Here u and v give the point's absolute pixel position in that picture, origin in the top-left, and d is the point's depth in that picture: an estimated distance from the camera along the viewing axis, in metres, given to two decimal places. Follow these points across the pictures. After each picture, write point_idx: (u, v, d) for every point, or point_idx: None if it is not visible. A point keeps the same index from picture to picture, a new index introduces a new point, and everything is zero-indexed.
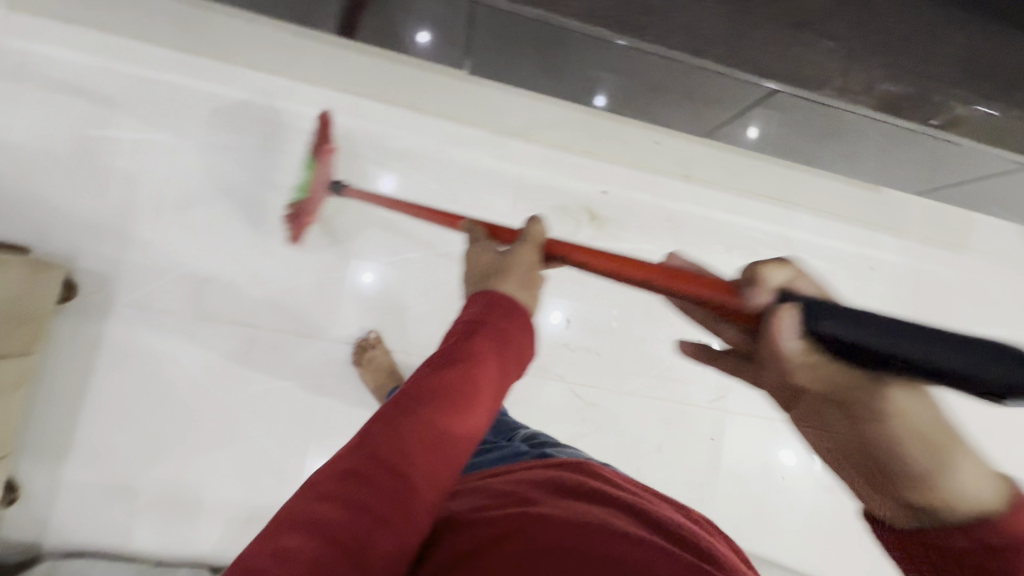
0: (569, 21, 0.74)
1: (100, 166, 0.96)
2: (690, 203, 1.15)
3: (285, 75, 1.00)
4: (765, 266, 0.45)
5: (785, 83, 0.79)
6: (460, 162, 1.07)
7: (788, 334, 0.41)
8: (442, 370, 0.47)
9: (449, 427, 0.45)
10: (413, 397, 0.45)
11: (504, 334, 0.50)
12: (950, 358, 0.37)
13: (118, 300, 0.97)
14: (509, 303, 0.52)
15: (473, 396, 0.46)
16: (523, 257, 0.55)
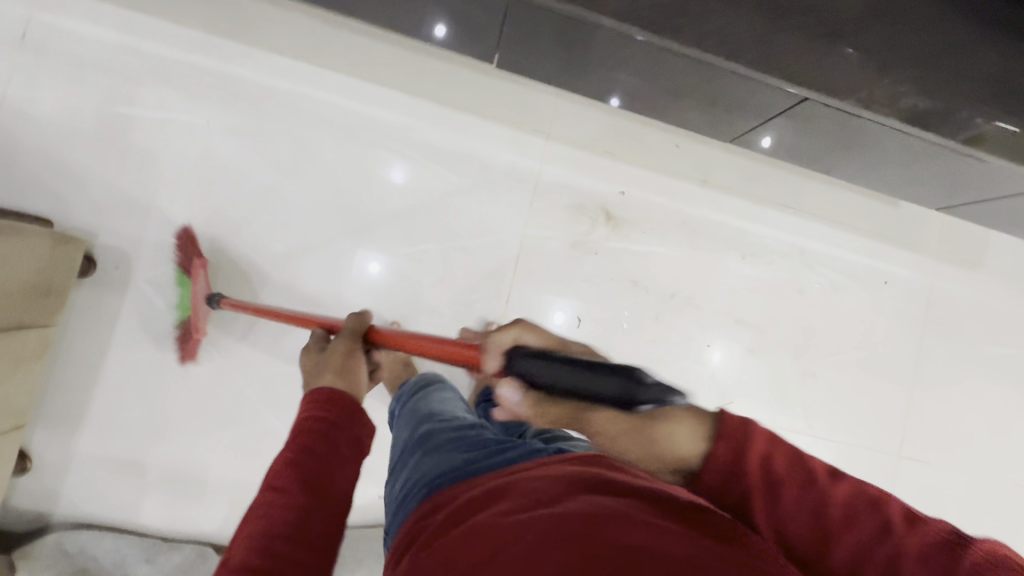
0: (607, 20, 0.73)
1: (123, 143, 0.97)
2: (708, 207, 1.14)
3: (311, 61, 1.00)
4: (516, 328, 0.55)
5: (815, 90, 0.79)
6: (480, 157, 1.07)
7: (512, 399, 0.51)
8: (294, 450, 0.58)
9: (310, 491, 0.55)
10: (278, 482, 0.55)
11: (338, 408, 0.62)
12: (593, 382, 0.45)
13: (135, 278, 0.98)
14: (334, 391, 0.63)
15: (320, 458, 0.57)
16: (336, 351, 0.69)
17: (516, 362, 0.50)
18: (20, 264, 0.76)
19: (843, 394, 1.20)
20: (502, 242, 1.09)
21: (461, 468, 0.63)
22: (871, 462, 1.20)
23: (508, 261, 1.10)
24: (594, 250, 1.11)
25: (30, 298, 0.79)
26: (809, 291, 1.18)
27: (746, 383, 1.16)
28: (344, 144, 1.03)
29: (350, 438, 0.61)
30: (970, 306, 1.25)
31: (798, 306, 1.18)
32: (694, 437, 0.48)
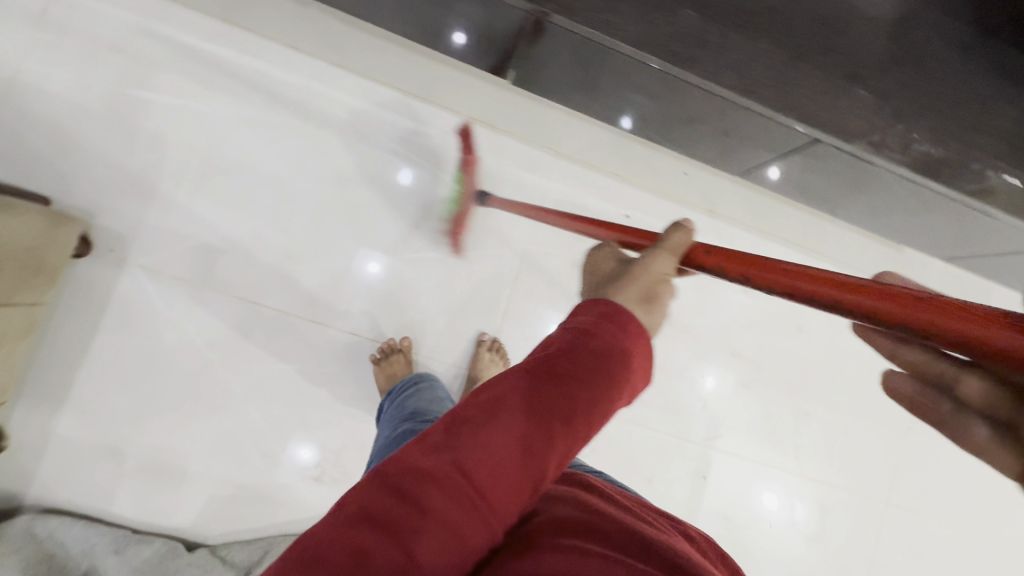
0: (624, 47, 0.74)
1: (132, 126, 0.96)
2: (712, 236, 1.14)
3: (327, 60, 1.00)
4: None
5: (829, 132, 0.79)
6: (488, 167, 1.07)
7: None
8: (557, 377, 0.41)
9: (541, 446, 0.40)
10: (525, 407, 0.40)
11: (596, 356, 0.42)
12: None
13: (132, 261, 0.97)
14: (624, 321, 0.44)
15: (529, 437, 0.39)
16: (655, 266, 0.49)
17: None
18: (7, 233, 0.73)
19: (835, 435, 1.19)
20: (505, 256, 1.09)
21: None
22: (857, 507, 1.19)
23: (508, 274, 1.09)
24: None
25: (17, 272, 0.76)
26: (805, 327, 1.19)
27: (738, 416, 1.15)
28: (354, 146, 1.03)
29: (584, 413, 0.42)
30: None
31: (796, 343, 1.18)
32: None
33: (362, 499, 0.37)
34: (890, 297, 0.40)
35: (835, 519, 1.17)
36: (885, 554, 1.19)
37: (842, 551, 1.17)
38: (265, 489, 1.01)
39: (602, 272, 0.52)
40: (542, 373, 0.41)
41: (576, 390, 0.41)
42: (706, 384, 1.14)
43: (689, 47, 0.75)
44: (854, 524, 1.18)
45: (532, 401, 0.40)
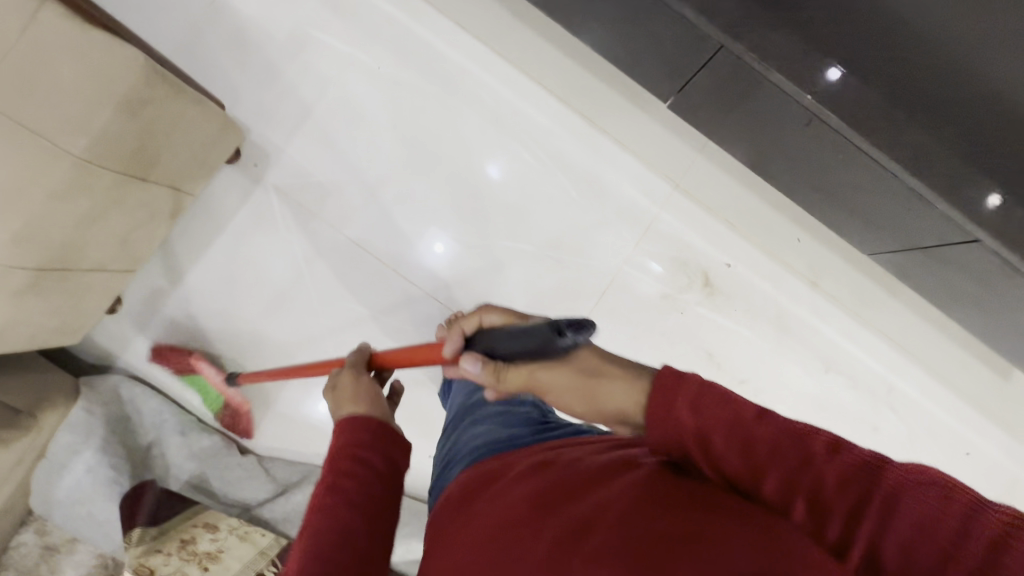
0: (808, 100, 0.78)
1: (299, 59, 1.04)
2: (808, 311, 1.10)
3: (486, 44, 1.01)
4: (476, 312, 0.61)
5: (996, 235, 0.79)
6: (606, 182, 1.08)
7: (473, 369, 0.53)
8: (338, 474, 0.56)
9: (364, 510, 0.55)
10: (330, 505, 0.55)
11: (351, 451, 0.58)
12: (528, 341, 0.50)
13: (268, 180, 1.08)
14: (360, 420, 0.60)
15: (339, 518, 0.54)
16: (346, 383, 0.67)
17: (479, 339, 0.57)
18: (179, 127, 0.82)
19: None
20: (596, 269, 1.12)
21: (503, 442, 0.64)
22: None
23: (593, 289, 1.13)
24: (681, 310, 1.12)
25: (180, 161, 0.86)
26: (880, 432, 1.13)
27: None
28: (486, 130, 1.06)
29: (374, 478, 0.57)
30: None
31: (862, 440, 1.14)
32: (634, 395, 0.48)
33: None
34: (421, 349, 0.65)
35: None
36: None
37: None
38: (314, 422, 1.07)
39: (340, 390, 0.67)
40: (329, 483, 0.56)
41: (361, 464, 0.57)
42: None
43: None
44: None
45: (332, 500, 0.55)
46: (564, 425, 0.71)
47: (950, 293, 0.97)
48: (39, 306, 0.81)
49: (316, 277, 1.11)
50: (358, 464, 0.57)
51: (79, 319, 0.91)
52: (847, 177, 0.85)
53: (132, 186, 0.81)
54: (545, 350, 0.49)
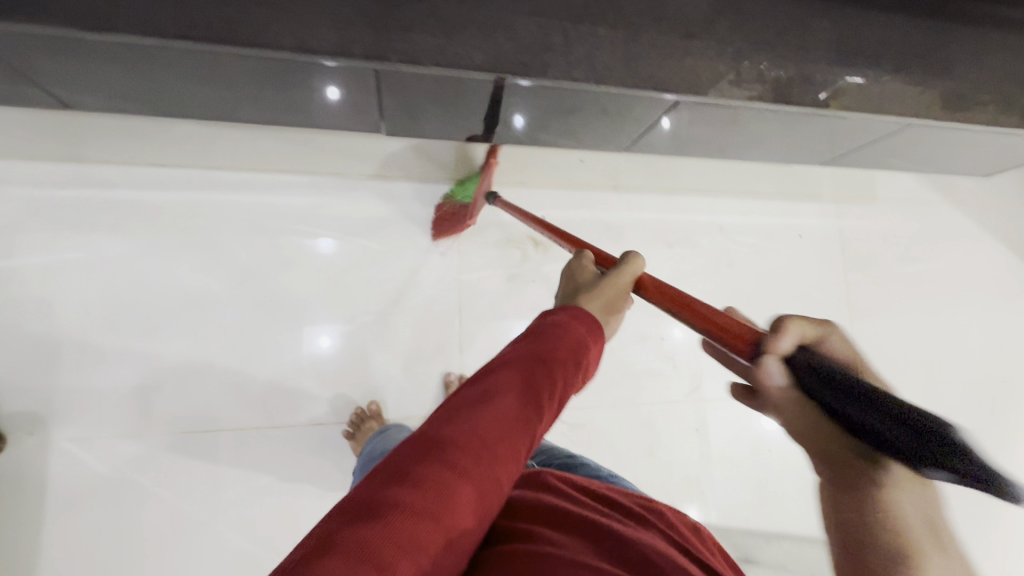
0: (477, 74, 0.65)
1: (10, 298, 0.90)
2: (626, 210, 1.18)
3: (196, 167, 0.97)
4: (799, 321, 0.40)
5: (683, 93, 0.75)
6: (392, 216, 1.06)
7: (772, 379, 0.39)
8: (536, 358, 0.44)
9: (529, 423, 0.42)
10: (512, 386, 0.42)
11: (567, 343, 0.47)
12: (901, 431, 0.32)
13: (57, 436, 0.89)
14: (590, 323, 0.49)
15: (521, 410, 0.41)
16: (615, 288, 0.54)
17: (809, 361, 0.38)
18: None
19: None
20: (443, 294, 1.08)
21: None
22: None
23: (452, 312, 1.08)
24: (532, 278, 1.12)
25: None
26: (737, 260, 1.24)
27: (706, 361, 1.20)
28: (255, 241, 1.00)
29: (560, 393, 0.45)
30: (880, 236, 1.34)
31: (730, 280, 1.24)
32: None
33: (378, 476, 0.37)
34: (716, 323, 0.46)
35: None
36: None
37: None
38: None
39: (569, 282, 0.58)
40: (523, 360, 0.44)
41: (557, 370, 0.45)
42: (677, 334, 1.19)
43: (536, 54, 0.68)
44: None
45: (518, 382, 0.43)
46: None
47: (700, 146, 1.00)
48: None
49: (181, 489, 0.93)
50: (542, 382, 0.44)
51: None
52: (541, 104, 0.76)
53: None
54: (899, 445, 0.33)
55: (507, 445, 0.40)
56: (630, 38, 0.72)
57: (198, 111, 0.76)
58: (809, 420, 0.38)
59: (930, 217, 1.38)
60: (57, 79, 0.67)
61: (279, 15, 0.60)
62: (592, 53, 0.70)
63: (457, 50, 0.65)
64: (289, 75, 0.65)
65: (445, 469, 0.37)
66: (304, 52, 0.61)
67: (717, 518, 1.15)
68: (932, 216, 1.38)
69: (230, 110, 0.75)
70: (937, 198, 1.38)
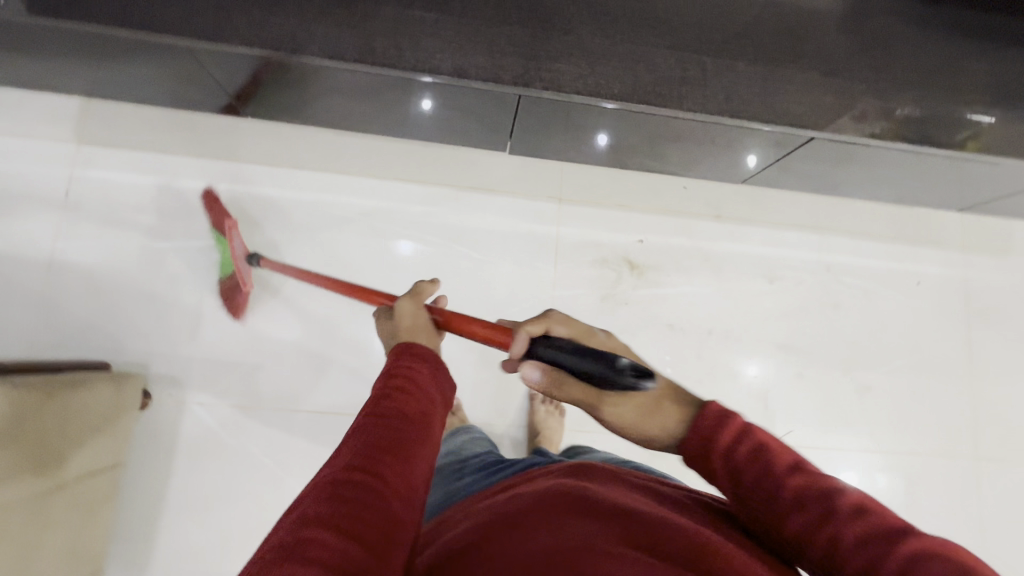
0: (580, 97, 0.66)
1: (165, 275, 1.02)
2: (727, 241, 1.16)
3: (326, 171, 1.07)
4: (525, 324, 0.58)
5: (777, 123, 0.71)
6: (495, 228, 1.11)
7: (533, 377, 0.56)
8: (396, 387, 0.51)
9: (403, 438, 0.47)
10: (390, 412, 0.49)
11: (414, 371, 0.54)
12: (597, 366, 0.53)
13: (189, 401, 1.00)
14: (417, 348, 0.56)
15: (401, 427, 0.48)
16: (406, 313, 0.63)
17: (544, 347, 0.57)
18: (70, 411, 0.74)
19: (903, 404, 1.17)
20: (536, 307, 1.10)
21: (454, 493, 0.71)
22: (950, 472, 1.15)
23: None
24: (624, 301, 1.12)
25: (97, 439, 0.78)
26: (843, 302, 1.18)
27: (801, 405, 1.14)
28: (370, 242, 1.07)
29: (430, 409, 0.52)
30: (1012, 292, 1.22)
31: (833, 322, 1.17)
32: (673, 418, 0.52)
33: (293, 518, 0.41)
34: (477, 327, 0.63)
35: (930, 485, 1.14)
36: (997, 514, 1.14)
37: (948, 517, 1.13)
38: None
39: (383, 330, 0.66)
40: (387, 392, 0.51)
41: (416, 393, 0.52)
42: (754, 371, 1.14)
43: (673, 88, 0.69)
44: (953, 491, 1.14)
45: (395, 407, 0.49)
46: (519, 462, 0.75)
47: (818, 183, 0.96)
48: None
49: (284, 463, 1.01)
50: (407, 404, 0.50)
51: None
52: (648, 134, 0.74)
53: (71, 487, 0.75)
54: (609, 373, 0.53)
55: (403, 458, 0.46)
56: (766, 73, 0.72)
57: (341, 123, 0.83)
58: (569, 388, 0.55)
59: None
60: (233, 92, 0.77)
61: (438, 42, 0.66)
62: (727, 88, 0.70)
63: (597, 80, 0.67)
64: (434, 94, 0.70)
65: (332, 505, 0.41)
66: (459, 77, 0.65)
67: None
68: None
69: (369, 123, 0.83)
70: None
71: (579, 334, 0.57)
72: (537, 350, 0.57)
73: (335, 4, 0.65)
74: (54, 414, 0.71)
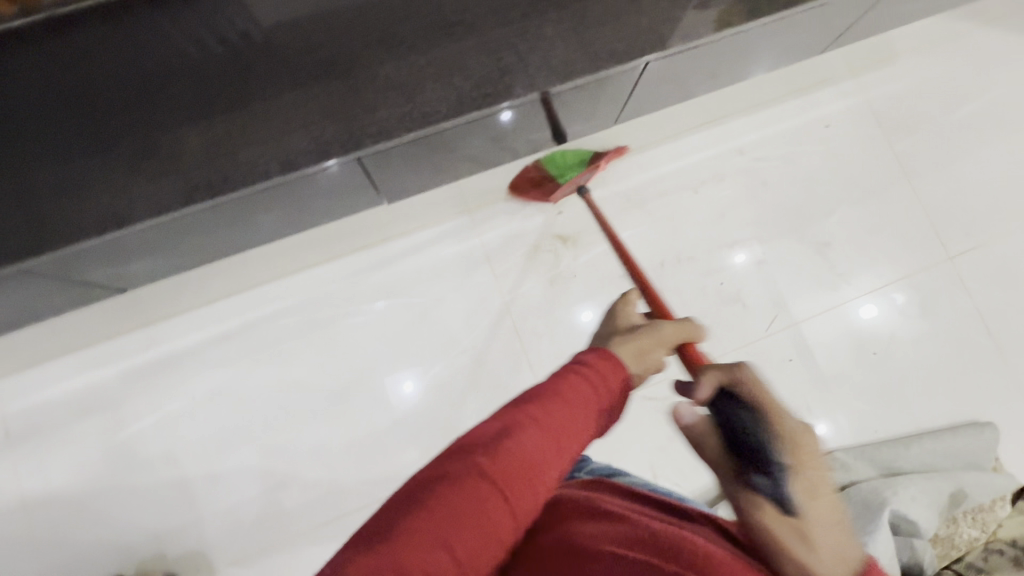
0: (424, 129, 0.68)
1: (140, 461, 1.00)
2: (638, 172, 1.16)
3: (242, 290, 1.05)
4: (709, 372, 0.57)
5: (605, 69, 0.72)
6: (424, 265, 1.09)
7: (683, 414, 0.57)
8: (556, 396, 0.49)
9: (541, 452, 0.46)
10: (541, 423, 0.47)
11: (584, 381, 0.52)
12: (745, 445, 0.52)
13: (220, 565, 0.99)
14: (610, 362, 0.55)
15: (542, 441, 0.46)
16: (658, 334, 0.65)
17: (731, 409, 0.54)
18: None
19: (865, 241, 1.18)
20: (496, 319, 1.09)
21: None
22: (934, 281, 1.17)
23: (511, 334, 1.09)
24: (572, 274, 1.12)
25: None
26: (769, 176, 1.19)
27: (775, 287, 1.15)
28: (316, 336, 1.06)
29: (581, 427, 0.50)
30: (915, 92, 1.23)
31: (769, 198, 1.18)
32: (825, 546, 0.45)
33: (412, 493, 0.43)
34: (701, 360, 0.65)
35: (921, 301, 1.16)
36: (989, 298, 1.16)
37: (950, 322, 1.15)
38: None
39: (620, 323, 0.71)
40: (548, 397, 0.49)
41: (573, 407, 0.49)
42: (741, 258, 1.16)
43: (497, 82, 0.70)
44: (942, 298, 1.16)
45: (545, 418, 0.48)
46: None
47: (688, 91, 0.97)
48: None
49: None
50: (577, 413, 0.50)
51: None
52: (500, 127, 0.77)
53: None
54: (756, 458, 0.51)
55: (534, 476, 0.45)
56: (578, 25, 0.73)
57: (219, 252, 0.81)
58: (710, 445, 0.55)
59: (966, 47, 1.24)
60: (109, 281, 0.79)
61: (267, 147, 0.67)
62: (548, 57, 0.71)
63: (422, 108, 0.69)
64: (282, 194, 0.70)
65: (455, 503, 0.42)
66: (291, 169, 0.66)
67: (846, 438, 1.09)
68: (967, 46, 1.24)
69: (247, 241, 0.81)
70: (964, 25, 1.24)
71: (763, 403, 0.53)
72: (725, 402, 0.55)
73: (143, 159, 0.67)
74: None
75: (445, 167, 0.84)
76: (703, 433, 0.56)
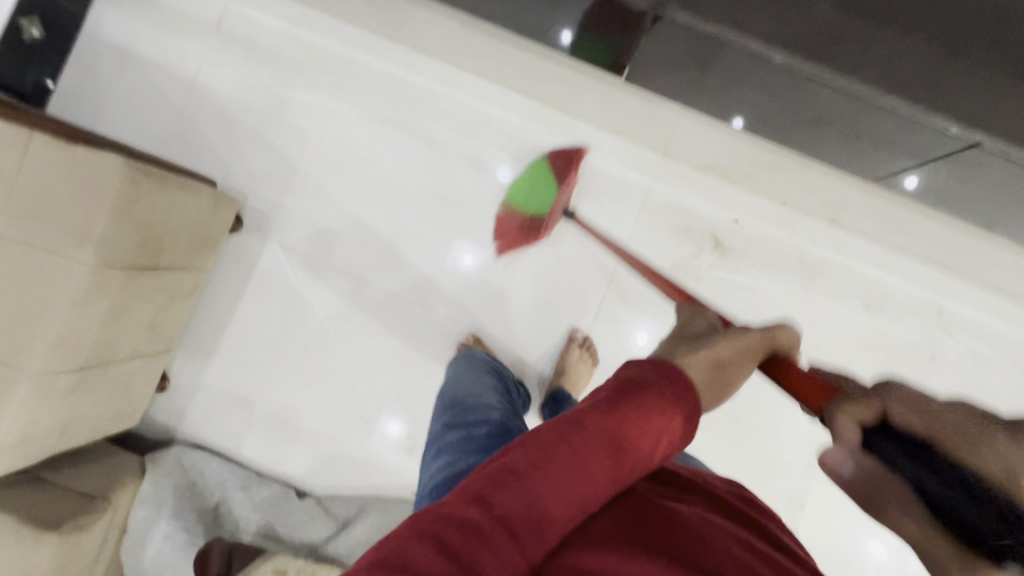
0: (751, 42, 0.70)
1: (282, 121, 1.10)
2: (833, 249, 1.05)
3: (447, 62, 1.07)
4: (841, 412, 0.44)
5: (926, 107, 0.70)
6: (591, 164, 1.07)
7: (841, 466, 0.43)
8: (593, 418, 0.39)
9: (566, 486, 0.37)
10: (566, 448, 0.38)
11: (634, 403, 0.40)
12: (943, 491, 0.37)
13: (272, 239, 1.10)
14: (674, 383, 0.42)
15: (564, 469, 0.37)
16: (743, 352, 0.47)
17: (887, 443, 0.40)
18: (178, 211, 0.86)
19: None
20: (605, 255, 1.07)
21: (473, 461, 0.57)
22: None
23: (606, 276, 1.07)
24: (695, 277, 1.06)
25: (178, 250, 0.90)
26: (943, 356, 1.04)
27: None
28: (467, 142, 1.08)
29: (624, 457, 0.39)
30: None
31: (922, 374, 1.05)
32: None
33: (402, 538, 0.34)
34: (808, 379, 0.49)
35: None
36: None
37: None
38: (364, 457, 1.10)
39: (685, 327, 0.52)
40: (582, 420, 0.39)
41: (615, 436, 0.39)
42: None
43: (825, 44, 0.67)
44: None
45: (577, 445, 0.38)
46: None
47: (953, 192, 0.93)
48: (85, 405, 0.87)
49: (335, 319, 1.09)
50: (623, 441, 0.39)
51: (129, 406, 0.99)
52: (793, 98, 0.78)
53: (170, 270, 0.91)
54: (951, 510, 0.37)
55: (549, 515, 0.36)
56: (946, 58, 0.64)
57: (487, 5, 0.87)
58: (888, 504, 0.40)
59: None
60: None
61: None
62: (890, 57, 0.66)
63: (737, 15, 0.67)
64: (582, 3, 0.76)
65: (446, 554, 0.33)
66: None
67: None
68: None
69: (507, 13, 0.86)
70: None
71: (958, 431, 0.38)
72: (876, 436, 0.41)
73: None
74: (156, 207, 0.82)
75: (715, 93, 0.86)
76: (856, 480, 0.42)
